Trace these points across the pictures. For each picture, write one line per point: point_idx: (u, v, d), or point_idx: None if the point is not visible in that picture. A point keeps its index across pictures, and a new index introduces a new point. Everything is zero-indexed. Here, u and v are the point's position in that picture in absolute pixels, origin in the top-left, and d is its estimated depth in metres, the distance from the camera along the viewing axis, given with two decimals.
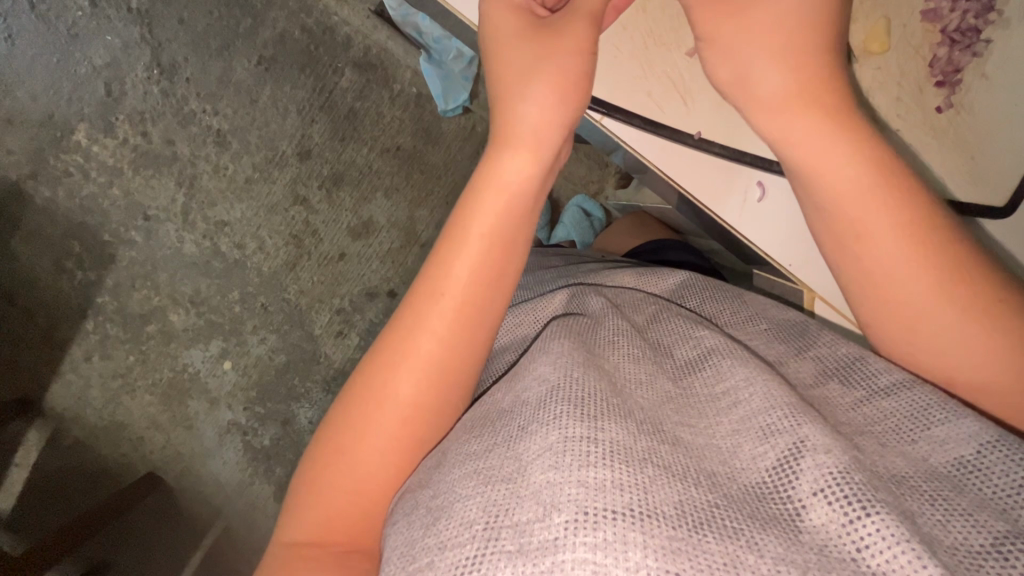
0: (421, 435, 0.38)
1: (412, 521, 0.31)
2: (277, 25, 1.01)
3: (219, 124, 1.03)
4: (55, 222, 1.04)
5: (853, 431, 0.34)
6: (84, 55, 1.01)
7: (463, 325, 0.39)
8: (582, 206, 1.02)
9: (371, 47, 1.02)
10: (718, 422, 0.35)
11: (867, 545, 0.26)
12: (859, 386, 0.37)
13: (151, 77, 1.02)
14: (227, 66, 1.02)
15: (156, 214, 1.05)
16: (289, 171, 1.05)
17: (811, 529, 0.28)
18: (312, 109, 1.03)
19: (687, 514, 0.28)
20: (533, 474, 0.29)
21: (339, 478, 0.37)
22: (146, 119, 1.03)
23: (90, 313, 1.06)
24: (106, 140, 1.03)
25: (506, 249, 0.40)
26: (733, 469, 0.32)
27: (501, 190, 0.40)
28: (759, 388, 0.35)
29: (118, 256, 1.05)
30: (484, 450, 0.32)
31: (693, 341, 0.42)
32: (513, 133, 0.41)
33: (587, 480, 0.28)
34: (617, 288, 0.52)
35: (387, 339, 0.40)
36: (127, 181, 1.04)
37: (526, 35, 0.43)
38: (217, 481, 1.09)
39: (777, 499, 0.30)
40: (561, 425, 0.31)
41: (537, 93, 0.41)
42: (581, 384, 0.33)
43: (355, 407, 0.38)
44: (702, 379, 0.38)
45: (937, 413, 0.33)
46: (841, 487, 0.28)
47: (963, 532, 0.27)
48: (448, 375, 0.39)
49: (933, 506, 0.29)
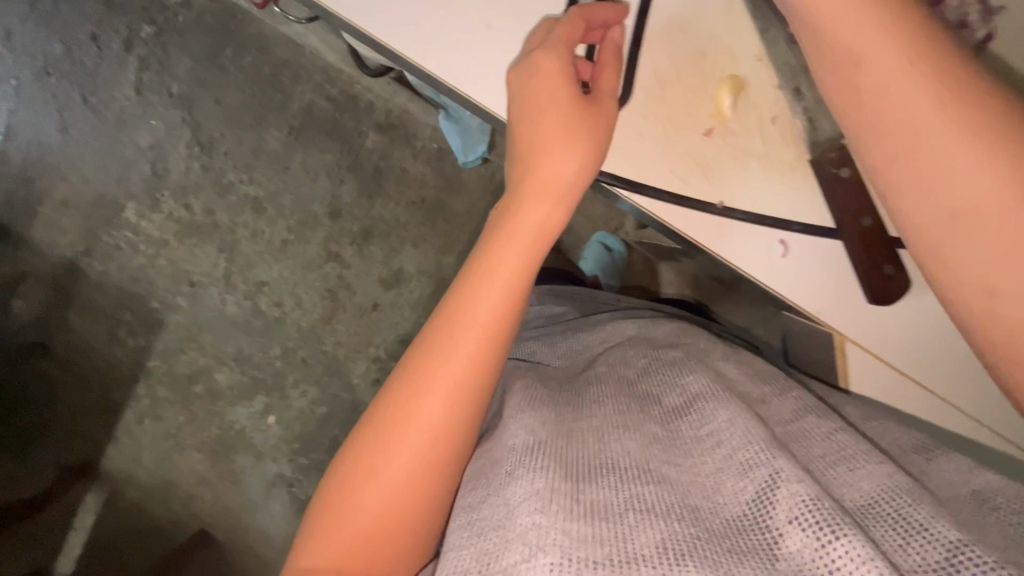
0: (448, 453, 0.43)
1: (456, 534, 0.40)
2: (304, 98, 1.07)
3: (255, 193, 1.09)
4: (108, 294, 1.12)
5: (821, 462, 0.40)
6: (131, 139, 1.09)
7: (473, 370, 0.43)
8: (603, 241, 1.05)
9: (393, 110, 1.08)
10: (703, 463, 0.41)
11: (840, 565, 0.32)
12: (831, 416, 0.45)
13: (192, 155, 1.09)
14: (260, 138, 1.08)
15: (200, 280, 1.11)
16: (321, 231, 1.10)
17: (787, 555, 0.34)
18: (340, 171, 1.09)
19: (668, 548, 0.35)
20: (520, 517, 0.37)
21: (360, 505, 0.41)
22: (188, 192, 1.10)
23: (142, 378, 1.12)
24: (153, 216, 1.10)
25: (513, 307, 0.45)
26: (716, 505, 0.39)
27: (517, 248, 0.45)
28: (737, 425, 0.41)
29: (166, 321, 1.12)
30: (475, 502, 0.41)
31: (679, 389, 0.49)
32: (540, 183, 0.47)
33: (567, 528, 0.35)
34: (611, 346, 0.62)
35: (394, 383, 0.44)
36: (172, 251, 1.11)
37: (564, 89, 0.47)
38: (265, 532, 1.13)
39: (756, 531, 0.36)
40: (545, 477, 0.39)
41: (569, 153, 0.47)
42: (548, 450, 0.41)
43: (381, 435, 0.43)
44: (688, 423, 0.45)
45: (870, 451, 0.40)
46: (812, 515, 0.34)
47: (922, 551, 0.32)
48: (468, 405, 0.43)
49: (894, 530, 0.34)
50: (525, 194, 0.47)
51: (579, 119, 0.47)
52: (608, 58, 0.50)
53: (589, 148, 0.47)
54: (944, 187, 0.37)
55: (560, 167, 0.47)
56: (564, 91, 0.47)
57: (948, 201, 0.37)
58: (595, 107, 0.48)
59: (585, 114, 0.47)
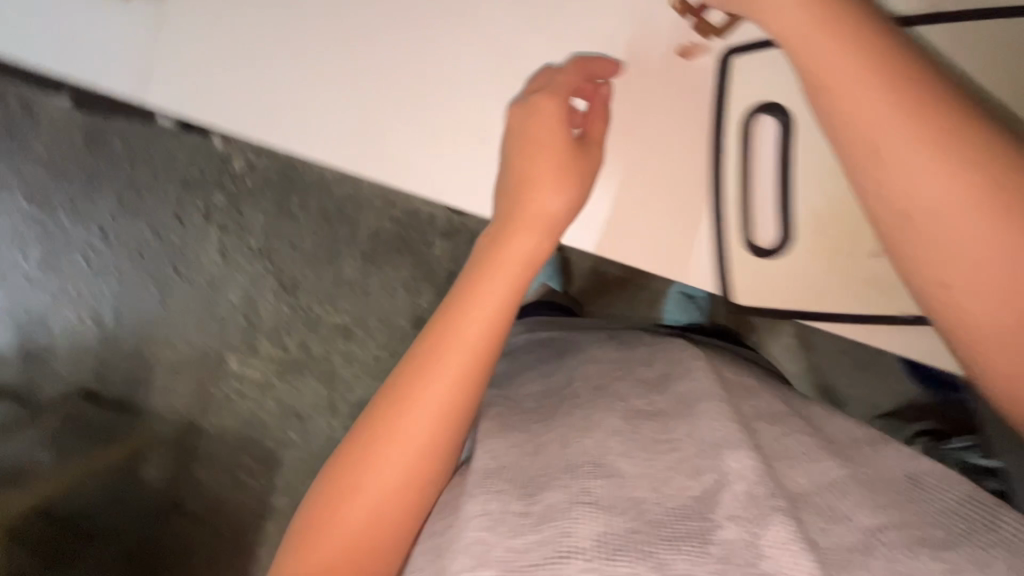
0: (425, 457, 0.59)
1: (431, 537, 0.59)
2: (371, 225, 1.14)
3: (342, 321, 1.16)
4: (226, 442, 1.21)
5: (710, 464, 0.57)
6: (224, 299, 1.18)
7: (458, 387, 0.59)
8: (683, 290, 1.06)
9: (455, 214, 1.13)
10: (615, 475, 0.57)
11: (704, 556, 0.51)
12: (723, 428, 0.59)
13: (280, 300, 1.17)
14: (338, 271, 1.15)
15: (306, 412, 1.18)
16: (408, 342, 1.16)
17: (672, 546, 0.52)
18: (416, 283, 1.15)
19: (568, 552, 0.52)
20: (463, 538, 0.56)
21: (349, 512, 0.57)
22: (282, 334, 1.17)
23: (269, 513, 1.21)
24: (254, 362, 1.18)
25: (494, 332, 0.60)
26: (603, 506, 0.55)
27: (506, 268, 0.61)
28: (693, 437, 0.58)
29: (282, 457, 1.20)
30: (482, 526, 0.55)
31: (647, 400, 0.65)
32: (524, 218, 0.63)
33: (502, 557, 0.53)
34: (594, 361, 0.74)
35: (382, 421, 0.59)
36: (277, 391, 1.18)
37: (565, 150, 0.65)
38: None
39: (665, 530, 0.53)
40: (491, 506, 0.57)
41: (552, 188, 0.64)
42: (500, 487, 0.58)
43: (371, 454, 0.58)
44: (621, 435, 0.60)
45: (743, 460, 0.56)
46: (684, 529, 0.52)
47: (751, 538, 0.51)
48: (450, 420, 0.59)
49: (740, 522, 0.53)
50: (512, 228, 0.63)
51: (573, 165, 0.65)
52: (596, 111, 0.68)
53: (570, 184, 0.64)
54: (951, 224, 0.47)
55: (545, 201, 0.64)
56: (559, 136, 0.65)
57: (920, 215, 0.48)
58: (581, 156, 0.66)
59: (575, 159, 0.65)
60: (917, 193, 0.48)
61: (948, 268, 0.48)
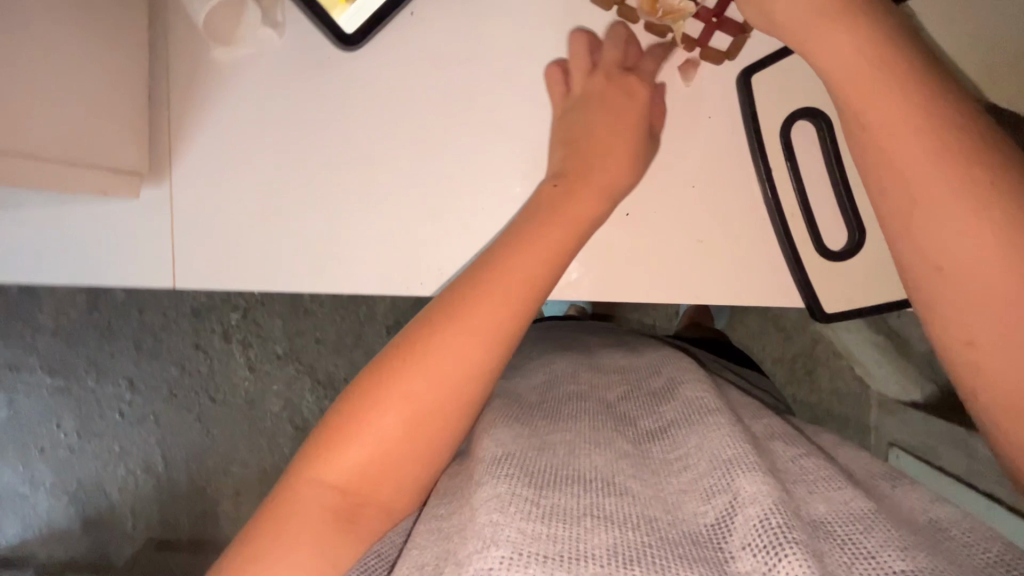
0: (395, 473, 0.43)
1: (423, 541, 0.41)
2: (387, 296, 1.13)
3: None
4: None
5: (789, 480, 0.42)
6: (265, 411, 1.17)
7: (450, 401, 0.44)
8: None
9: None
10: (670, 481, 0.43)
11: None
12: (799, 445, 0.47)
13: (320, 396, 1.16)
14: (368, 351, 1.14)
15: None
16: None
17: (737, 573, 0.35)
18: None
19: (618, 552, 0.36)
20: (480, 515, 0.38)
21: (292, 530, 0.41)
22: None
23: None
24: None
25: (487, 353, 0.45)
26: (676, 517, 0.40)
27: (485, 308, 0.46)
28: (719, 438, 0.43)
29: None
30: (440, 539, 0.40)
31: (656, 414, 0.51)
32: (482, 280, 0.47)
33: (524, 527, 0.36)
34: (597, 367, 0.64)
35: (359, 388, 0.44)
36: None
37: (614, 93, 0.56)
38: None
39: (710, 545, 0.37)
40: (508, 480, 0.40)
41: (616, 155, 0.55)
42: (534, 460, 0.43)
43: (339, 434, 0.43)
44: (661, 445, 0.47)
45: (832, 482, 0.41)
46: (761, 540, 0.35)
47: (863, 574, 0.34)
48: (436, 432, 0.44)
49: (843, 551, 0.36)
50: (584, 186, 0.54)
51: (633, 120, 0.56)
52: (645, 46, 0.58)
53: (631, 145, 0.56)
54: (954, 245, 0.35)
55: (611, 172, 0.55)
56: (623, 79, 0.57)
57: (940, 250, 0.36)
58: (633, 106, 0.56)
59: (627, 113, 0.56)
60: (943, 239, 0.36)
61: (966, 291, 0.35)
